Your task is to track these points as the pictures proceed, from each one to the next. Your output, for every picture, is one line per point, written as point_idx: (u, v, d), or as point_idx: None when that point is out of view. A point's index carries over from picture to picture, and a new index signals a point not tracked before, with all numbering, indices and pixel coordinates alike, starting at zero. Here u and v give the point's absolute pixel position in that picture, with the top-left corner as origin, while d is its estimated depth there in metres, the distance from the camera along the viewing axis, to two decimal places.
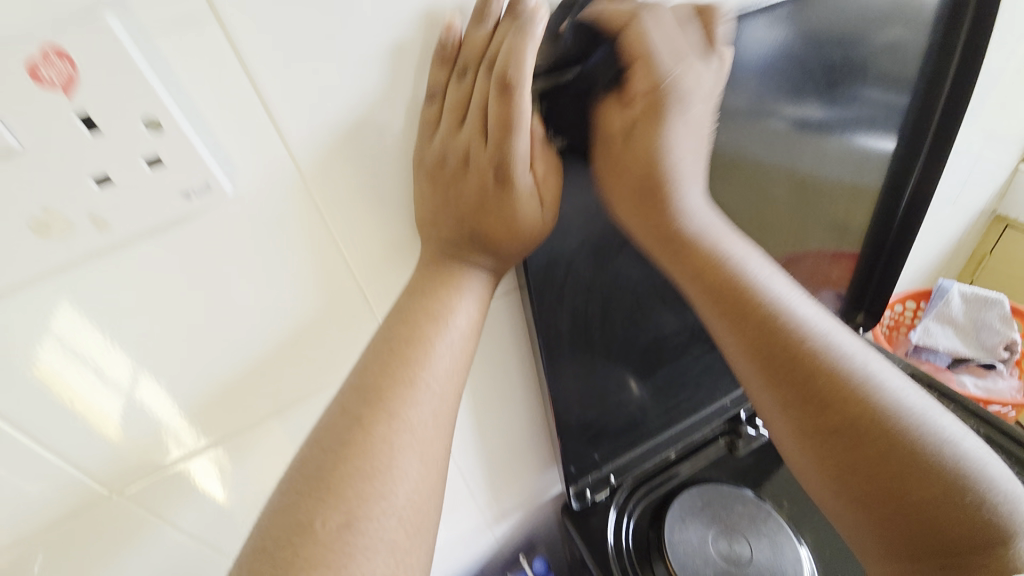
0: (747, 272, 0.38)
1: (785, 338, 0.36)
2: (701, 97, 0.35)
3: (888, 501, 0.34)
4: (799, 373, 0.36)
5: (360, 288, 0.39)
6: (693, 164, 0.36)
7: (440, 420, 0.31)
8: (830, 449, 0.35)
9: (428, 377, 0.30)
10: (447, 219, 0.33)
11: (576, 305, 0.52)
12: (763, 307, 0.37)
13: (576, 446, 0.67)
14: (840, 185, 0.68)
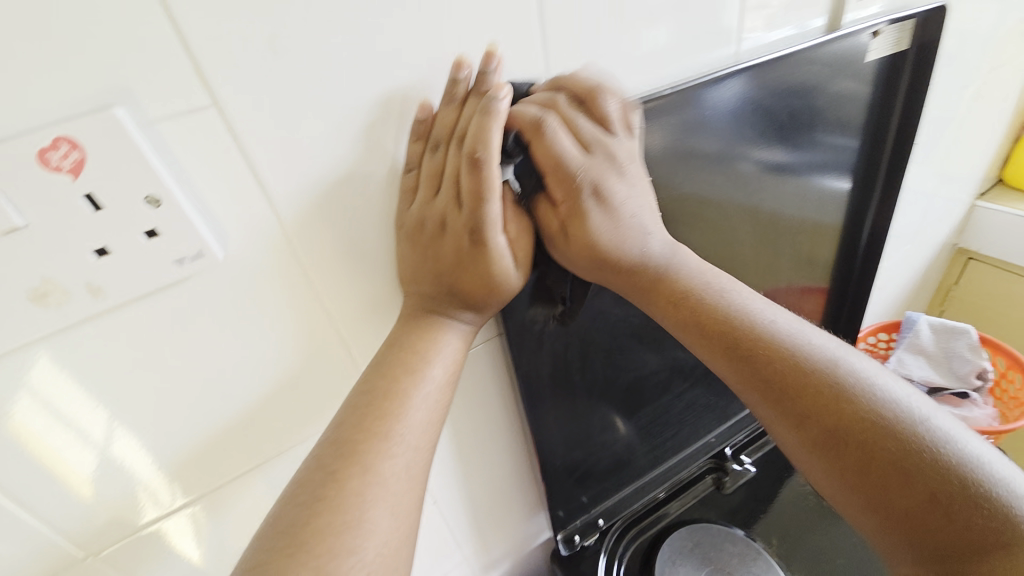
0: (736, 298, 0.42)
1: (778, 358, 0.39)
2: (618, 181, 0.38)
3: (902, 504, 0.35)
4: (792, 391, 0.39)
5: (342, 339, 0.41)
6: (638, 231, 0.40)
7: (414, 474, 0.31)
8: (836, 461, 0.38)
9: (406, 431, 0.31)
10: (425, 276, 0.36)
11: (556, 348, 0.55)
12: (754, 330, 0.40)
13: (562, 489, 0.67)
14: (801, 228, 0.72)
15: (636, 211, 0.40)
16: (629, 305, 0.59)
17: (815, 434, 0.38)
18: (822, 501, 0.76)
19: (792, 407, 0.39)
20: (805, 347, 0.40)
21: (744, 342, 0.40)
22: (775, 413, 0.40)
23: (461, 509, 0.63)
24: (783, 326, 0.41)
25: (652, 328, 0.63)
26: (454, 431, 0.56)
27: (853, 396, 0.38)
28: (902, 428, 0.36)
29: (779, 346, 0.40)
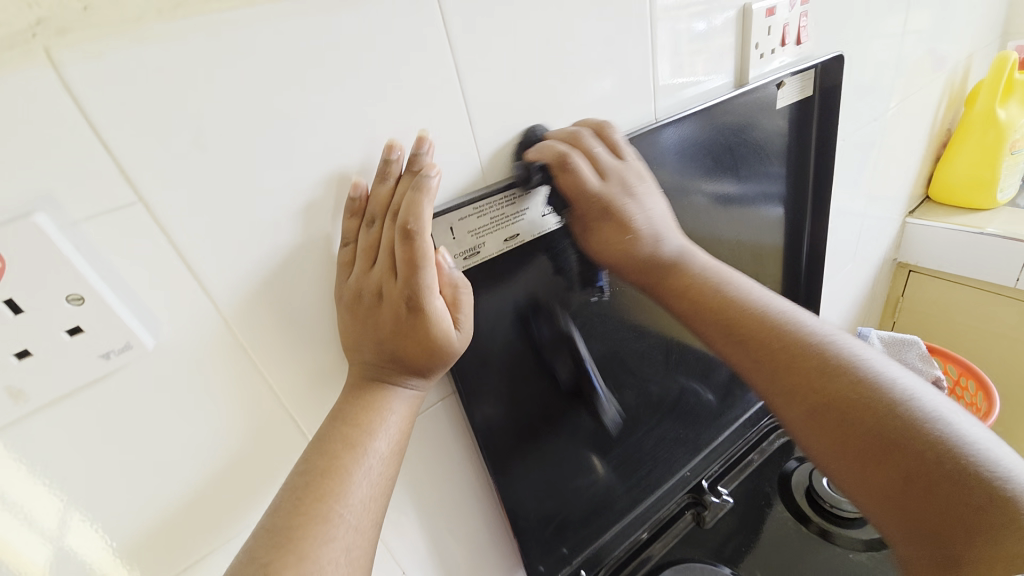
0: (730, 290, 0.49)
1: (768, 334, 0.46)
2: (628, 198, 0.48)
3: (886, 465, 0.39)
4: (787, 368, 0.44)
5: (287, 412, 0.40)
6: (653, 232, 0.50)
7: (355, 559, 0.30)
8: (829, 432, 0.42)
9: (346, 512, 0.31)
10: (367, 345, 0.37)
11: (515, 398, 0.56)
12: (746, 314, 0.47)
13: (539, 542, 0.65)
14: (744, 259, 0.76)
15: (648, 217, 0.49)
16: (585, 349, 0.60)
17: (812, 407, 0.43)
18: (803, 528, 0.75)
19: (789, 382, 0.44)
20: (801, 330, 0.46)
21: (744, 328, 0.47)
22: (776, 391, 0.45)
23: None
24: (781, 312, 0.47)
25: (612, 368, 0.64)
26: (415, 496, 0.54)
27: (846, 372, 0.42)
28: (891, 402, 0.40)
29: (776, 330, 0.46)
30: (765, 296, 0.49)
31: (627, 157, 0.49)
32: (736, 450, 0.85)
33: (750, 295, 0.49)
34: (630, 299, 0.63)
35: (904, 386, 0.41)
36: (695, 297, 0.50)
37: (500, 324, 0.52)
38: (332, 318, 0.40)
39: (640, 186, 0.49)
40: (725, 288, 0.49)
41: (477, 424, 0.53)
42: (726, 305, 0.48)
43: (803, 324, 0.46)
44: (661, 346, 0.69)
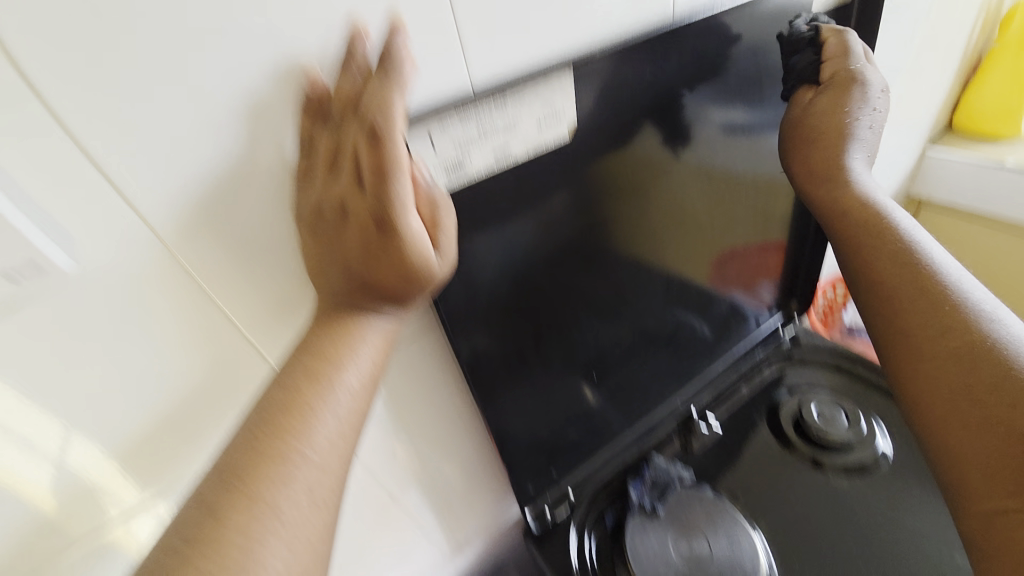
0: (893, 219, 0.48)
1: (909, 258, 0.45)
2: (858, 85, 0.51)
3: (988, 408, 0.36)
4: (937, 309, 0.42)
5: (250, 338, 0.38)
6: (855, 139, 0.52)
7: (322, 501, 0.27)
8: (953, 377, 0.39)
9: (309, 451, 0.27)
10: (335, 271, 0.33)
11: (506, 330, 0.53)
12: (893, 237, 0.47)
13: (529, 466, 0.65)
14: (763, 191, 0.69)
15: (859, 120, 0.51)
16: (582, 279, 0.56)
17: (947, 353, 0.40)
18: (785, 453, 0.76)
19: (934, 317, 0.41)
20: (942, 268, 0.44)
21: (884, 247, 0.47)
22: (912, 328, 0.43)
23: (418, 501, 0.61)
24: (931, 250, 0.46)
25: (609, 298, 0.61)
26: (397, 422, 0.53)
27: (1005, 336, 0.38)
28: (1020, 353, 0.37)
29: (942, 275, 0.43)
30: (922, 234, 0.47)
31: (869, 65, 0.52)
32: (727, 381, 0.84)
33: (926, 248, 0.46)
34: (633, 227, 0.57)
35: None
36: (843, 217, 0.50)
37: (488, 251, 0.47)
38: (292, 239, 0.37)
39: (867, 83, 0.51)
40: (885, 215, 0.48)
41: (465, 357, 0.51)
42: (890, 246, 0.46)
43: (952, 269, 0.44)
44: (661, 276, 0.65)
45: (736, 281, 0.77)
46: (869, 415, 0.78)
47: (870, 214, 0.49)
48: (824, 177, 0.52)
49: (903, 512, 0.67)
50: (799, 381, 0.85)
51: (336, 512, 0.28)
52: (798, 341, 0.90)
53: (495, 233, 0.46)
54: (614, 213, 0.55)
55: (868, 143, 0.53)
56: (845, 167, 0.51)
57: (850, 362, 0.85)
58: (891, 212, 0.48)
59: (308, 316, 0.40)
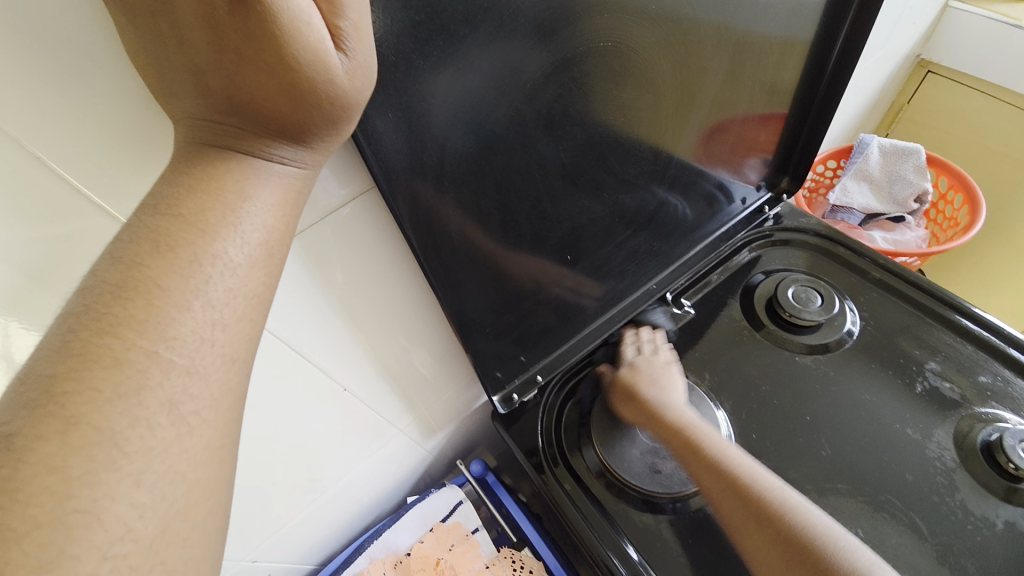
0: (709, 439, 0.56)
1: (714, 466, 0.53)
2: (649, 367, 0.65)
3: None
4: (758, 508, 0.49)
5: (77, 185, 0.28)
6: (661, 373, 0.64)
7: (199, 419, 0.20)
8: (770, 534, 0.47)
9: (172, 353, 0.20)
10: (182, 82, 0.21)
11: (464, 202, 0.43)
12: (714, 458, 0.54)
13: (496, 354, 0.61)
14: (767, 41, 0.59)
15: (659, 367, 0.65)
16: (558, 138, 0.46)
17: (763, 534, 0.47)
18: (754, 334, 0.73)
19: (759, 510, 0.48)
20: (746, 472, 0.52)
21: (709, 466, 0.53)
22: (744, 523, 0.49)
23: (377, 391, 0.58)
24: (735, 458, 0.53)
25: (588, 164, 0.51)
26: (339, 306, 0.46)
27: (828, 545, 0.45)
28: (815, 534, 0.46)
29: (713, 446, 0.55)
30: (729, 446, 0.55)
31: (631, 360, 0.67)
32: (705, 265, 0.79)
33: (697, 427, 0.57)
34: (614, 70, 0.46)
35: (822, 525, 0.46)
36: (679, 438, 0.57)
37: (432, 93, 0.35)
38: (106, 27, 0.25)
39: (649, 363, 0.66)
40: (705, 437, 0.56)
41: (413, 234, 0.42)
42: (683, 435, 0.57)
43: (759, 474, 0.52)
44: (647, 143, 0.56)
45: (723, 158, 0.69)
46: (844, 298, 0.75)
47: (680, 428, 0.57)
48: (654, 423, 0.60)
49: (860, 388, 0.67)
50: (776, 263, 0.81)
51: (226, 432, 0.21)
52: (781, 221, 0.85)
53: (434, 66, 0.34)
54: (588, 44, 0.43)
55: (679, 396, 0.62)
56: (656, 400, 0.61)
57: (831, 245, 0.81)
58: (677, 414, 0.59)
59: (171, 161, 0.30)
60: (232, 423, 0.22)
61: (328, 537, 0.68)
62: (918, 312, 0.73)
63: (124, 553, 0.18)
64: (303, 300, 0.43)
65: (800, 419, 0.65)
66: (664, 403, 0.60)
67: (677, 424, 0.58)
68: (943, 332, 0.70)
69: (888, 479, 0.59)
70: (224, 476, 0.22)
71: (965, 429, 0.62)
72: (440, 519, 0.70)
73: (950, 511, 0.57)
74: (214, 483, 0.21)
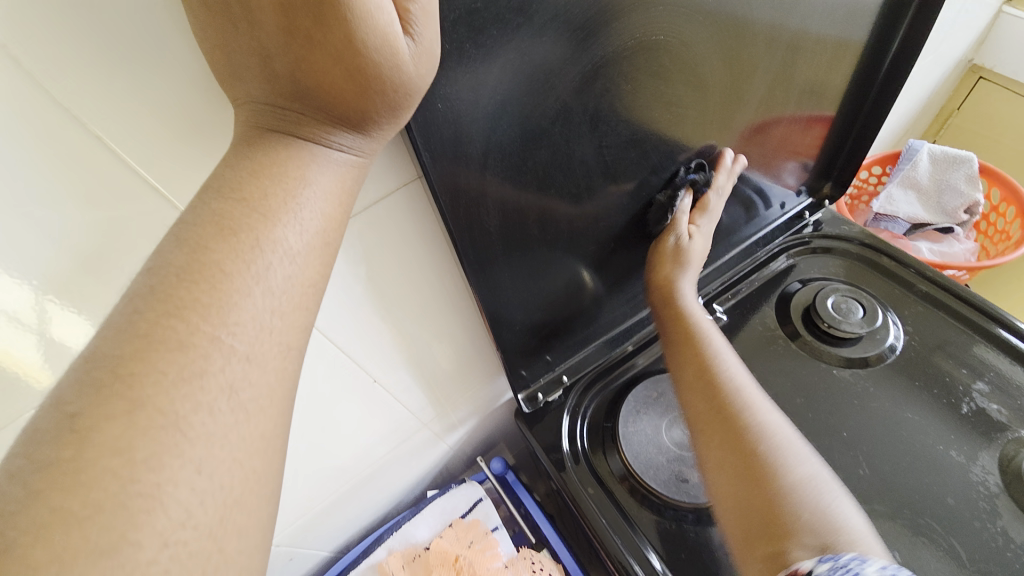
0: (704, 334, 0.55)
1: (696, 351, 0.54)
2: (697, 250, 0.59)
3: (734, 472, 0.45)
4: (718, 397, 0.50)
5: (140, 173, 0.29)
6: (697, 260, 0.59)
7: (256, 407, 0.20)
8: (713, 414, 0.49)
9: (233, 339, 0.20)
10: (249, 66, 0.21)
11: (505, 196, 0.42)
12: (698, 346, 0.54)
13: (523, 353, 0.60)
14: (821, 40, 0.56)
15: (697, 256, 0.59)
16: (602, 135, 0.45)
17: (709, 411, 0.49)
18: (790, 343, 0.71)
19: (748, 443, 0.45)
20: (723, 369, 0.52)
21: (688, 347, 0.55)
22: (701, 401, 0.51)
23: (405, 383, 0.58)
24: (720, 358, 0.53)
25: (631, 161, 0.49)
26: (374, 296, 0.46)
27: (774, 449, 0.45)
28: (766, 438, 0.46)
29: (728, 376, 0.51)
30: (721, 348, 0.54)
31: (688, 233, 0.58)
32: (738, 272, 0.77)
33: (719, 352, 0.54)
34: (661, 65, 0.45)
35: (779, 435, 0.46)
36: (677, 318, 0.57)
37: (483, 83, 0.35)
38: (179, 23, 0.25)
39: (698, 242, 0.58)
40: (702, 332, 0.56)
41: (454, 228, 0.41)
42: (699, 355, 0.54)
43: (739, 378, 0.51)
44: (689, 143, 0.54)
45: (764, 160, 0.66)
46: (886, 310, 0.72)
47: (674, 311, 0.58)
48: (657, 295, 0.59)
49: (899, 405, 0.64)
50: (813, 272, 0.78)
51: (281, 421, 0.21)
52: (821, 228, 0.82)
53: (481, 56, 0.33)
54: (640, 38, 0.41)
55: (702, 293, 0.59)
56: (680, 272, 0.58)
57: (874, 254, 0.78)
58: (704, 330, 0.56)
59: (226, 150, 0.30)
60: (284, 413, 0.22)
61: (349, 525, 0.69)
62: (963, 327, 0.69)
63: (184, 539, 0.17)
64: (341, 289, 0.43)
65: (837, 435, 0.62)
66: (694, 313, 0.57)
67: (679, 308, 0.57)
68: (989, 349, 0.67)
69: (925, 500, 0.57)
70: (277, 465, 0.21)
71: (1011, 454, 0.59)
72: (460, 515, 0.69)
73: (991, 538, 0.54)
74: (268, 472, 0.21)
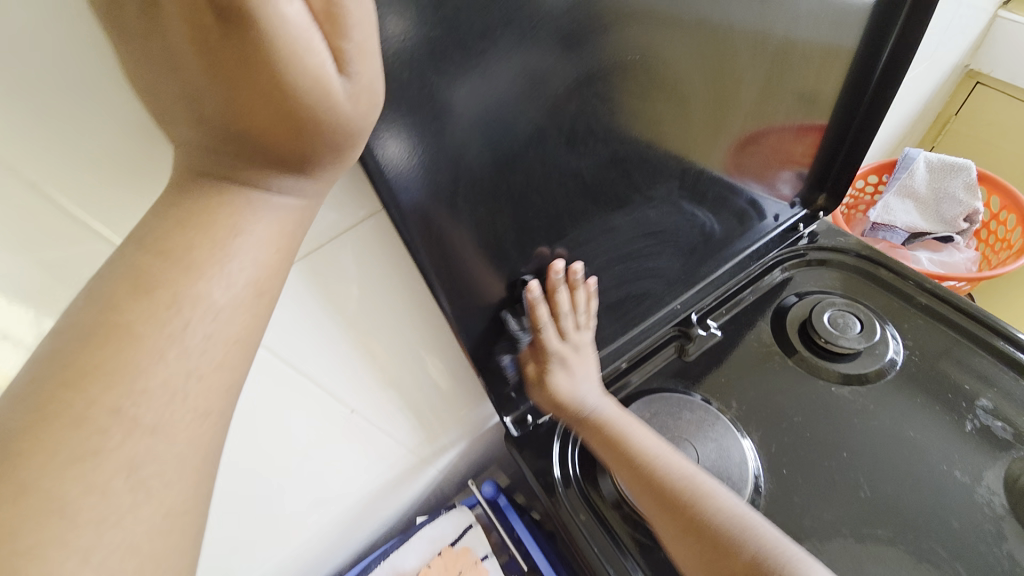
0: (600, 418, 0.55)
1: (610, 438, 0.54)
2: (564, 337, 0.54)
3: (702, 544, 0.46)
4: (651, 481, 0.50)
5: (71, 212, 0.27)
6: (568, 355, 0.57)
7: (161, 485, 0.19)
8: (656, 493, 0.50)
9: (137, 410, 0.18)
10: (174, 109, 0.19)
11: (479, 222, 0.41)
12: (610, 434, 0.54)
13: (513, 376, 0.58)
14: (808, 49, 0.55)
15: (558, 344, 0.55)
16: (580, 154, 0.43)
17: (653, 496, 0.50)
18: (786, 360, 0.69)
19: (699, 523, 0.47)
20: (637, 446, 0.53)
21: (608, 441, 0.54)
22: (640, 487, 0.51)
23: (385, 411, 0.56)
24: (631, 439, 0.54)
25: (612, 181, 0.48)
26: (346, 325, 0.44)
27: (715, 507, 0.47)
28: (701, 500, 0.48)
29: (648, 455, 0.52)
30: (623, 425, 0.55)
31: (570, 316, 0.53)
32: (735, 285, 0.75)
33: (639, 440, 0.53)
34: (641, 82, 0.44)
35: (708, 492, 0.49)
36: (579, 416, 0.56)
37: (448, 110, 0.33)
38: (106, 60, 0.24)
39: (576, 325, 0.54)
40: (599, 420, 0.55)
41: (425, 256, 0.40)
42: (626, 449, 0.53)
43: (651, 448, 0.53)
44: (676, 157, 0.53)
45: (756, 171, 0.65)
46: (884, 324, 0.70)
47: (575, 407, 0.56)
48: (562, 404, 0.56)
49: (902, 423, 0.62)
50: (809, 286, 0.76)
51: (194, 495, 0.20)
52: (816, 240, 0.80)
53: (445, 80, 0.32)
54: (613, 58, 0.40)
55: (564, 369, 0.57)
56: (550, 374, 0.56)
57: (872, 266, 0.76)
58: (608, 417, 0.55)
59: (164, 184, 0.29)
60: (202, 485, 0.20)
61: (334, 556, 0.67)
62: (964, 341, 0.67)
63: None
64: (311, 322, 0.42)
65: (836, 455, 0.60)
66: (594, 405, 0.56)
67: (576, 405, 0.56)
68: (990, 361, 0.65)
69: (929, 521, 0.55)
70: (188, 544, 0.20)
71: (1016, 474, 0.56)
72: (449, 543, 0.67)
73: (995, 561, 0.52)
74: (176, 552, 0.19)
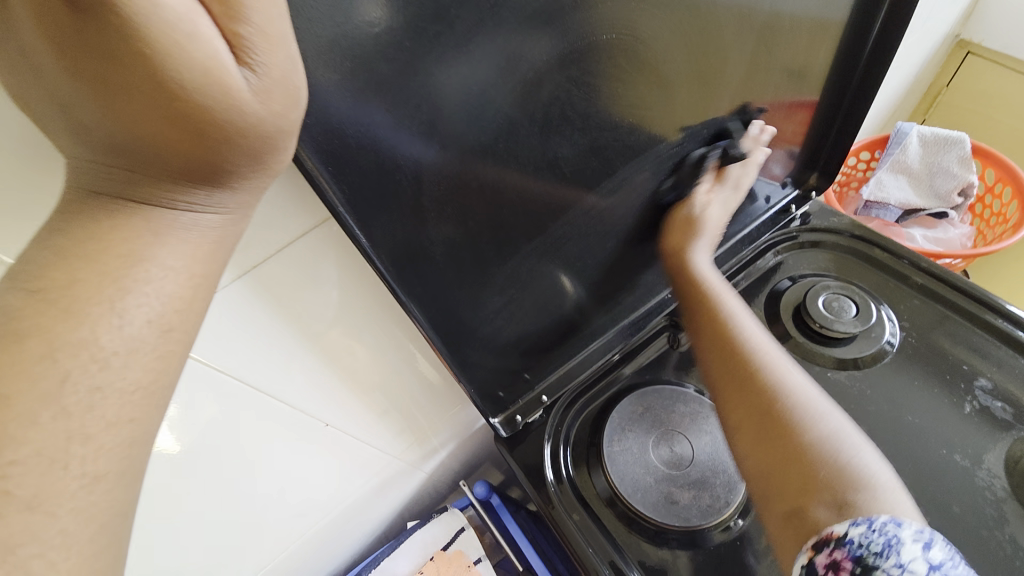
0: (716, 298, 0.54)
1: (711, 314, 0.52)
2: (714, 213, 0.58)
3: (759, 424, 0.43)
4: (734, 356, 0.48)
5: None
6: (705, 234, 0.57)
7: (44, 564, 0.18)
8: (734, 367, 0.47)
9: (9, 487, 0.18)
10: (64, 129, 0.19)
11: (449, 223, 0.38)
12: (716, 313, 0.52)
13: (497, 376, 0.56)
14: (796, 23, 0.52)
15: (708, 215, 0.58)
16: (556, 143, 0.40)
17: (727, 369, 0.48)
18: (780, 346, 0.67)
19: (766, 402, 0.43)
20: (741, 332, 0.50)
21: (708, 318, 0.52)
22: (721, 359, 0.49)
23: (363, 423, 0.54)
24: (739, 325, 0.51)
25: (593, 170, 0.45)
26: (308, 339, 0.42)
27: (793, 399, 0.43)
28: (783, 389, 0.44)
29: (746, 337, 0.49)
30: (740, 314, 0.52)
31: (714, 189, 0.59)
32: (728, 269, 0.72)
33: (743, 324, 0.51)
34: (618, 64, 0.40)
35: (798, 390, 0.44)
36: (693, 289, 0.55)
37: (402, 107, 0.31)
38: None
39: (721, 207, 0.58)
40: (714, 297, 0.54)
41: (388, 263, 0.37)
42: (718, 325, 0.52)
43: (757, 341, 0.49)
44: (662, 140, 0.49)
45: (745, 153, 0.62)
46: (879, 304, 0.68)
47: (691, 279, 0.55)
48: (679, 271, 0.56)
49: (900, 408, 0.60)
50: (802, 269, 0.74)
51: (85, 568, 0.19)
52: (808, 221, 0.77)
53: (392, 75, 0.29)
54: (588, 39, 0.37)
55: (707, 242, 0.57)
56: (685, 237, 0.57)
57: (865, 246, 0.74)
58: (721, 296, 0.53)
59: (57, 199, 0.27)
60: (97, 555, 0.20)
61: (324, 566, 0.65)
62: (963, 320, 0.65)
63: None
64: (267, 338, 0.40)
65: None
66: (709, 278, 0.55)
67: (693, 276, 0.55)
68: (984, 337, 0.63)
69: (931, 508, 0.53)
70: None
71: (1018, 455, 0.55)
72: (441, 548, 0.66)
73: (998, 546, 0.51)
74: None
